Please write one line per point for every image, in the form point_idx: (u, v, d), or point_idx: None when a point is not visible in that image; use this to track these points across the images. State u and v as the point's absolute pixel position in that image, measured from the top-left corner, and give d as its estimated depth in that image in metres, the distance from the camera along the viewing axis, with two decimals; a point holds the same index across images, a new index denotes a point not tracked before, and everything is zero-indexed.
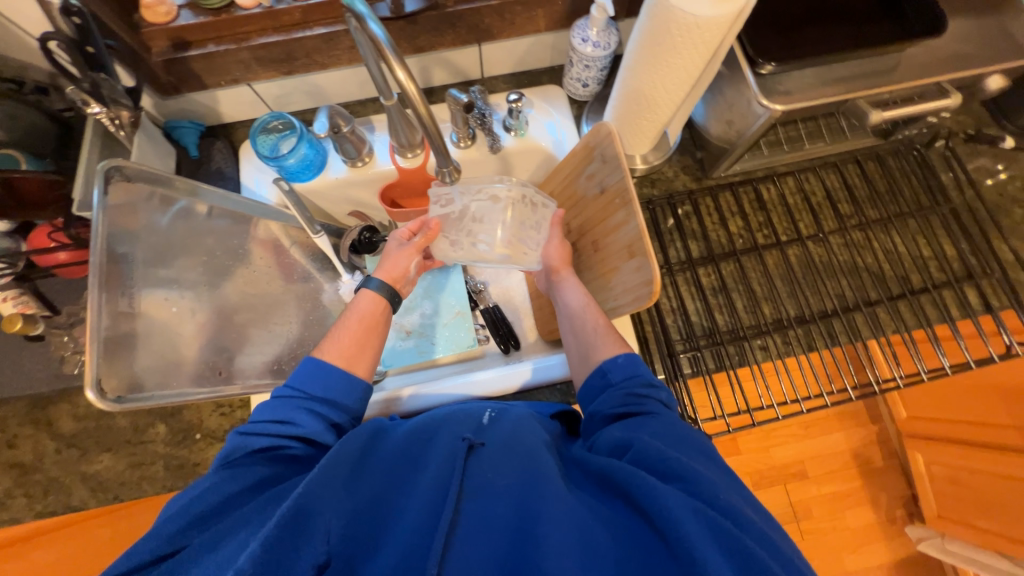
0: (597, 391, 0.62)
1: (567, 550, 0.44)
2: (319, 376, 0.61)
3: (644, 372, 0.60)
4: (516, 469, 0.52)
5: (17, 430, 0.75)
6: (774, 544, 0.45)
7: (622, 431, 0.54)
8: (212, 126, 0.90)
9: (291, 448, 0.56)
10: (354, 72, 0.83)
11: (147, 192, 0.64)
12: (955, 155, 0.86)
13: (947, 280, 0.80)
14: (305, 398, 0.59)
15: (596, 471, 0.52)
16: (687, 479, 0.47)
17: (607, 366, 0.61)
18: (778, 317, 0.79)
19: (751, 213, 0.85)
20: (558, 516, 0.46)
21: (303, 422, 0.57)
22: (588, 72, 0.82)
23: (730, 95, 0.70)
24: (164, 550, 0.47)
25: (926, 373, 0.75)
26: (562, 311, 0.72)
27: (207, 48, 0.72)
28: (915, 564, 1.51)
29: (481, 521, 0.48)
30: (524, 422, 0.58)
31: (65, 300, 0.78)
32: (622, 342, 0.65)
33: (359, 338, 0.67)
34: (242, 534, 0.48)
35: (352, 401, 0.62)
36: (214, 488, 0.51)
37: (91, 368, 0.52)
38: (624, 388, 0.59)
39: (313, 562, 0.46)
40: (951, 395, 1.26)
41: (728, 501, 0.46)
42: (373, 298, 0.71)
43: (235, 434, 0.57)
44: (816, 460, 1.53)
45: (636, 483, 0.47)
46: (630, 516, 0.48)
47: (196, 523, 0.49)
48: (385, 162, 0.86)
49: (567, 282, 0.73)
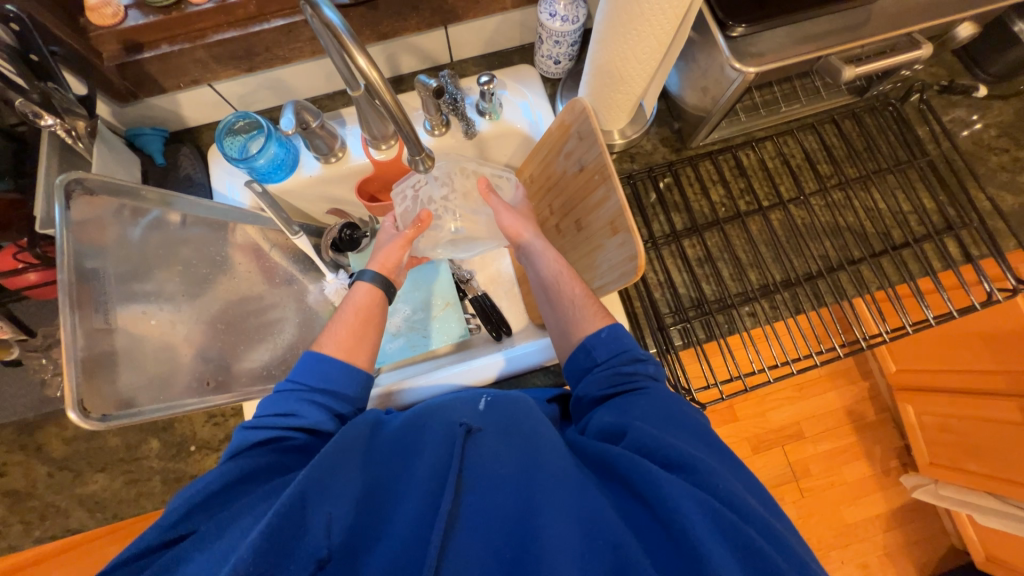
0: (582, 370, 0.61)
1: (568, 540, 0.45)
2: (318, 369, 0.60)
3: (629, 347, 0.60)
4: (517, 459, 0.52)
5: (6, 457, 0.73)
6: (773, 532, 0.46)
7: (615, 416, 0.55)
8: (177, 131, 0.87)
9: (295, 439, 0.55)
10: (318, 64, 0.81)
11: (113, 205, 0.62)
12: (930, 108, 0.86)
13: (926, 234, 0.81)
14: (305, 390, 0.58)
15: (594, 455, 0.53)
16: (690, 467, 0.48)
17: (591, 342, 0.60)
18: (764, 283, 0.79)
19: (732, 180, 0.85)
20: (558, 509, 0.47)
21: (306, 414, 0.56)
22: (558, 48, 0.81)
23: (703, 60, 0.69)
24: (172, 535, 0.47)
25: (910, 327, 0.76)
26: (537, 280, 0.71)
27: (161, 49, 0.69)
28: (910, 511, 1.56)
29: (482, 511, 0.49)
30: (528, 406, 0.59)
31: (40, 321, 0.76)
32: (605, 314, 0.64)
33: (357, 330, 0.65)
34: (246, 519, 0.48)
35: (354, 390, 0.61)
36: (214, 477, 0.51)
37: (71, 390, 0.50)
38: (613, 367, 0.59)
39: (314, 554, 0.46)
40: (937, 348, 1.28)
41: (729, 489, 0.46)
42: (368, 289, 0.70)
43: (241, 427, 0.56)
44: (810, 420, 1.56)
45: (640, 472, 0.47)
46: (631, 502, 0.49)
47: (201, 508, 0.49)
48: (359, 155, 0.84)
49: (537, 249, 0.71)
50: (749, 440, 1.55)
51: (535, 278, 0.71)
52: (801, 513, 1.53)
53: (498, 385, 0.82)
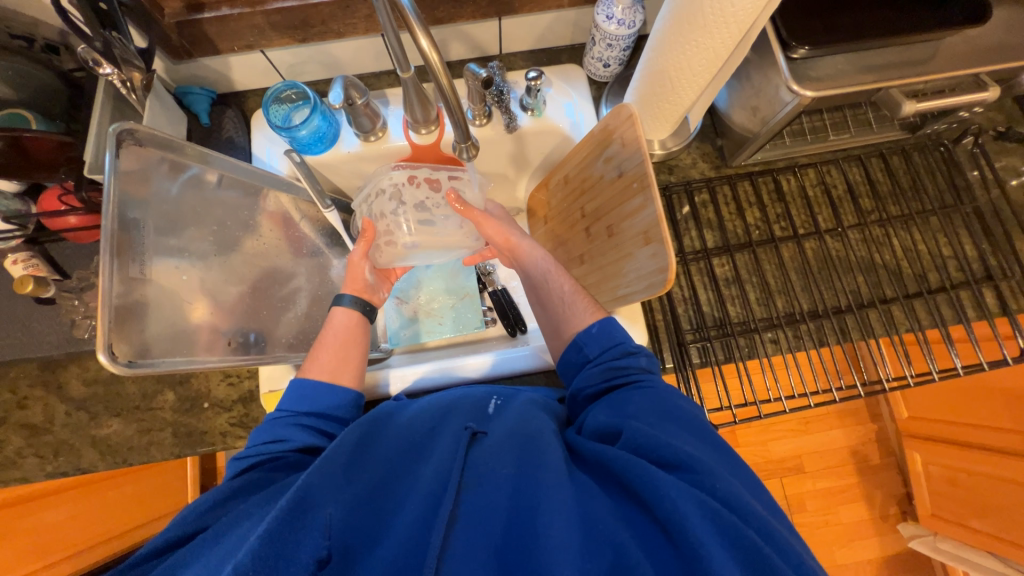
0: (577, 366, 0.63)
1: (562, 536, 0.45)
2: (302, 395, 0.62)
3: (620, 340, 0.61)
4: (515, 457, 0.52)
5: (28, 391, 0.75)
6: (772, 530, 0.45)
7: (610, 415, 0.55)
8: (224, 93, 0.88)
9: (287, 457, 0.57)
10: (370, 42, 0.81)
11: (156, 158, 0.63)
12: (984, 152, 0.83)
13: (964, 280, 0.79)
14: (291, 416, 0.60)
15: (591, 457, 0.53)
16: (687, 465, 0.47)
17: (582, 338, 0.62)
18: (790, 311, 0.78)
19: (768, 205, 0.83)
20: (557, 510, 0.46)
21: (293, 437, 0.58)
22: (610, 52, 0.80)
23: (757, 80, 0.68)
24: (173, 540, 0.49)
25: (938, 373, 0.74)
26: (528, 278, 0.73)
27: (221, 11, 0.70)
28: (905, 560, 1.53)
29: (480, 511, 0.49)
30: (528, 409, 0.59)
31: (75, 264, 0.78)
32: (596, 308, 0.65)
33: (340, 354, 0.67)
34: (242, 528, 0.49)
35: (343, 410, 0.63)
36: (210, 495, 0.53)
37: (103, 332, 0.52)
38: (605, 362, 0.60)
39: (314, 556, 0.46)
40: (957, 399, 1.25)
41: (726, 491, 0.46)
42: (346, 312, 0.71)
43: (231, 459, 0.58)
44: (814, 456, 1.54)
45: (635, 471, 0.47)
46: (628, 504, 0.49)
47: (201, 519, 0.51)
48: (398, 137, 0.85)
49: (529, 253, 0.74)
50: None
51: (529, 279, 0.73)
52: None
53: (508, 380, 0.82)
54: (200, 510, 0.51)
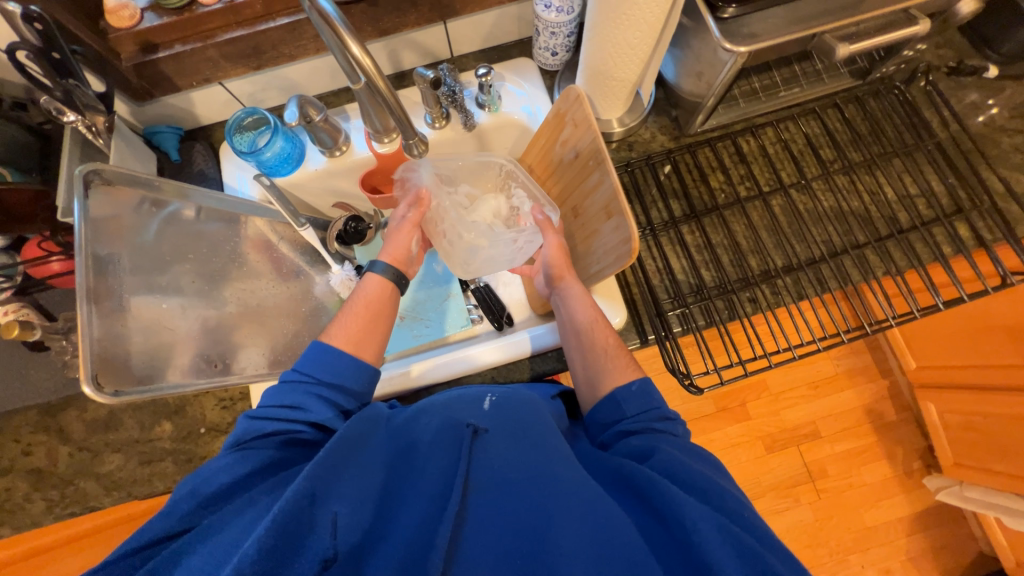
0: (608, 419, 0.62)
1: (579, 547, 0.46)
2: (325, 360, 0.62)
3: (657, 405, 0.60)
4: (527, 465, 0.54)
5: (30, 438, 0.77)
6: (782, 548, 0.47)
7: (642, 439, 0.57)
8: (192, 129, 0.91)
9: (303, 430, 0.58)
10: (323, 62, 0.84)
11: (136, 198, 0.66)
12: (938, 91, 0.84)
13: (935, 218, 0.79)
14: (312, 383, 0.61)
15: (611, 470, 0.55)
16: (706, 491, 0.50)
17: (621, 394, 0.61)
18: (765, 268, 0.78)
19: (731, 167, 0.85)
20: (574, 518, 0.48)
21: (313, 408, 0.58)
22: (555, 40, 0.82)
23: (697, 46, 0.70)
24: (185, 524, 0.49)
25: (919, 314, 0.74)
26: (569, 324, 0.71)
27: (175, 49, 0.73)
28: (936, 515, 1.49)
29: (494, 517, 0.50)
30: (534, 412, 0.61)
31: (63, 308, 0.80)
32: (635, 367, 0.64)
33: (366, 324, 0.68)
34: (247, 515, 0.49)
35: (360, 385, 0.64)
36: (222, 471, 0.53)
37: (85, 364, 0.53)
38: (641, 421, 0.59)
39: (319, 555, 0.45)
40: (959, 342, 1.24)
41: (750, 519, 0.48)
42: (379, 282, 0.74)
43: (247, 418, 0.58)
44: (827, 419, 1.52)
45: (657, 489, 0.49)
46: (642, 514, 0.50)
47: (213, 500, 0.51)
48: (362, 149, 0.87)
49: (573, 295, 0.72)
50: (762, 438, 1.51)
51: (568, 323, 0.71)
52: (818, 515, 1.47)
53: (497, 372, 0.83)
54: (194, 504, 0.50)
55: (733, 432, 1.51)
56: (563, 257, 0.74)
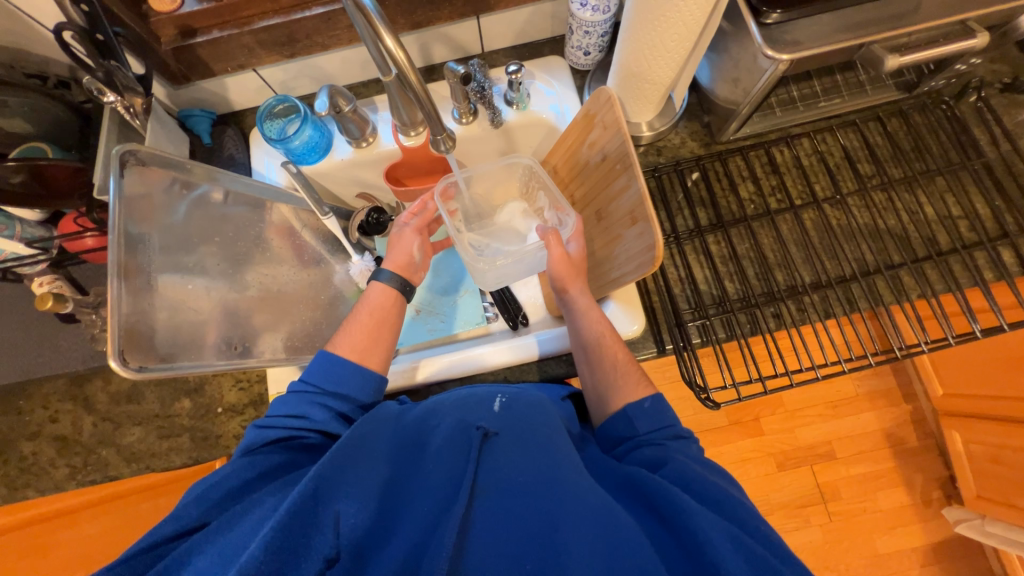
0: (619, 437, 0.61)
1: (587, 555, 0.45)
2: (331, 370, 0.63)
3: (670, 423, 0.60)
4: (534, 468, 0.53)
5: (58, 405, 0.80)
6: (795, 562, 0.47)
7: (655, 449, 0.56)
8: (224, 114, 0.93)
9: (308, 437, 0.59)
10: (355, 52, 0.84)
11: (167, 179, 0.67)
12: (990, 108, 0.80)
13: (978, 240, 0.75)
14: (317, 393, 0.62)
15: (621, 477, 0.54)
16: (720, 503, 0.49)
17: (632, 411, 0.60)
18: (792, 284, 0.76)
19: (762, 177, 0.82)
20: (581, 525, 0.47)
21: (316, 416, 0.60)
22: (588, 39, 0.81)
23: (736, 51, 0.68)
24: (197, 522, 0.50)
25: (954, 341, 0.71)
26: (576, 338, 0.70)
27: (212, 34, 0.74)
28: (954, 548, 1.43)
29: (497, 520, 0.50)
30: (542, 417, 0.61)
31: (94, 282, 0.83)
32: (645, 385, 0.63)
33: (372, 333, 0.69)
34: (254, 514, 0.50)
35: (365, 394, 0.64)
36: (232, 474, 0.54)
37: (113, 340, 0.54)
38: (650, 442, 0.58)
39: (322, 555, 0.46)
40: (991, 370, 1.19)
41: (765, 532, 0.48)
42: (383, 290, 0.74)
43: (254, 427, 0.60)
44: (844, 441, 1.48)
45: (669, 499, 0.48)
46: (651, 523, 0.50)
47: (223, 501, 0.52)
48: (388, 142, 0.88)
49: (578, 306, 0.69)
50: (774, 456, 1.48)
51: (575, 335, 0.70)
52: (828, 538, 1.44)
53: (509, 372, 0.82)
54: (208, 502, 0.51)
55: (745, 447, 1.48)
56: (570, 265, 0.71)
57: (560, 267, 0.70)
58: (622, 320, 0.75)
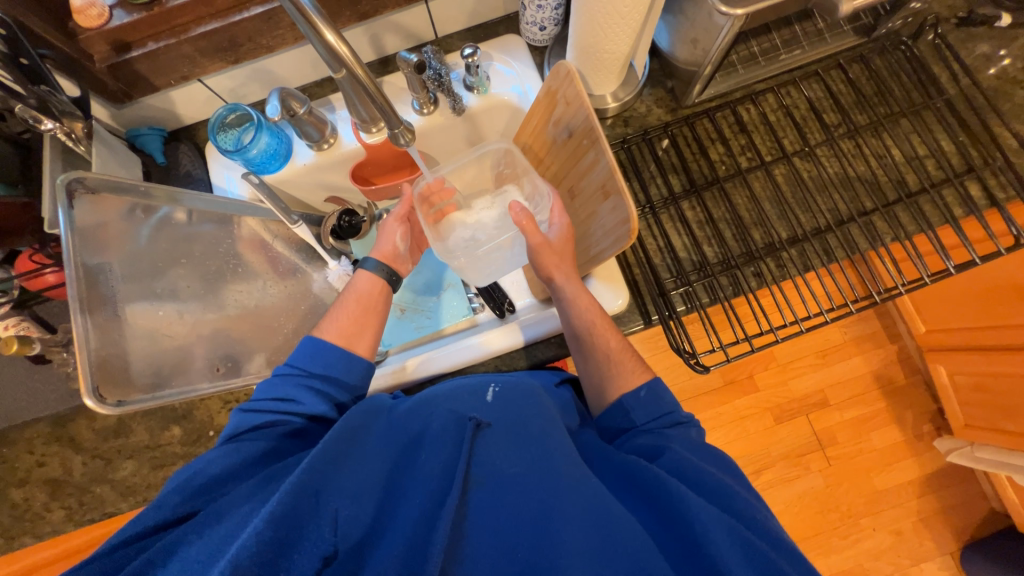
0: (619, 430, 0.61)
1: (583, 543, 0.47)
2: (317, 355, 0.62)
3: (668, 409, 0.60)
4: (528, 459, 0.54)
5: (43, 449, 0.78)
6: (791, 549, 0.48)
7: (654, 440, 0.57)
8: (176, 130, 0.89)
9: (294, 422, 0.59)
10: (304, 51, 0.81)
11: (124, 205, 0.65)
12: (947, 44, 0.79)
13: (946, 177, 0.76)
14: (303, 376, 0.61)
15: (617, 466, 0.55)
16: (719, 494, 0.50)
17: (630, 403, 0.60)
18: (769, 241, 0.76)
19: (731, 137, 0.82)
20: (578, 517, 0.48)
21: (305, 400, 0.59)
22: (542, 13, 0.78)
23: (691, 11, 0.67)
24: (180, 513, 0.49)
25: (929, 280, 0.72)
26: (568, 329, 0.69)
27: (148, 47, 0.70)
28: (947, 476, 1.50)
29: (494, 507, 0.51)
30: (530, 403, 0.61)
31: (62, 320, 0.80)
32: (642, 370, 0.63)
33: (356, 317, 0.68)
34: (244, 507, 0.49)
35: (353, 377, 0.64)
36: (215, 461, 0.53)
37: (85, 377, 0.54)
38: (652, 431, 0.58)
39: (319, 553, 0.45)
40: (968, 303, 1.22)
41: (763, 523, 0.48)
42: (370, 278, 0.74)
43: (238, 411, 0.59)
44: (835, 387, 1.51)
45: (667, 491, 0.49)
46: (650, 516, 0.50)
47: (206, 490, 0.51)
48: (350, 140, 0.85)
49: (566, 294, 0.68)
50: (770, 409, 1.51)
51: (568, 324, 0.69)
52: (828, 482, 1.48)
53: (500, 362, 0.82)
54: (189, 493, 0.50)
55: (741, 405, 1.51)
56: (552, 251, 0.69)
57: (543, 256, 0.68)
58: (606, 297, 0.75)
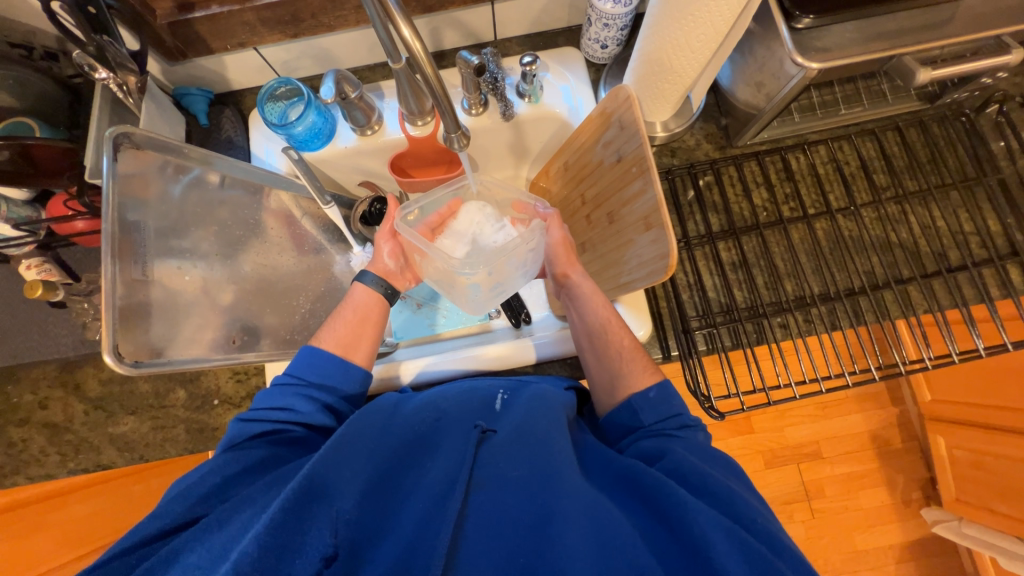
0: (625, 428, 0.60)
1: (581, 549, 0.44)
2: (316, 364, 0.62)
3: (677, 411, 0.58)
4: (529, 461, 0.52)
5: (48, 392, 0.78)
6: (793, 556, 0.46)
7: (655, 441, 0.55)
8: (222, 94, 0.89)
9: (292, 431, 0.58)
10: (363, 35, 0.80)
11: (159, 162, 0.64)
12: (1010, 122, 0.78)
13: (987, 258, 0.75)
14: (302, 385, 0.61)
15: (617, 470, 0.52)
16: (718, 497, 0.47)
17: (638, 402, 0.59)
18: (800, 295, 0.75)
19: (777, 184, 0.81)
20: (575, 522, 0.46)
21: (301, 408, 0.59)
22: (606, 32, 0.78)
23: (761, 53, 0.66)
24: (186, 518, 0.49)
25: (957, 357, 0.70)
26: (581, 326, 0.68)
27: (211, 10, 0.70)
28: (928, 547, 1.48)
29: (495, 514, 0.49)
30: (534, 407, 0.58)
31: (85, 267, 0.80)
32: (653, 370, 0.62)
33: (355, 328, 0.68)
34: (246, 513, 0.48)
35: (349, 384, 0.63)
36: (214, 470, 0.52)
37: (107, 334, 0.53)
38: (657, 432, 0.56)
39: (319, 553, 0.44)
40: (981, 380, 1.21)
41: (765, 527, 0.46)
42: (367, 291, 0.72)
43: (236, 421, 0.58)
44: (831, 441, 1.49)
45: (665, 492, 0.47)
46: (647, 521, 0.48)
47: (211, 495, 0.50)
48: (394, 130, 0.84)
49: (583, 291, 0.68)
50: (764, 454, 1.49)
51: (581, 324, 0.68)
52: (809, 534, 1.47)
53: (509, 372, 0.82)
54: (191, 500, 0.50)
55: (735, 445, 1.49)
56: (567, 250, 0.71)
57: (558, 252, 0.70)
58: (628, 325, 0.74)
